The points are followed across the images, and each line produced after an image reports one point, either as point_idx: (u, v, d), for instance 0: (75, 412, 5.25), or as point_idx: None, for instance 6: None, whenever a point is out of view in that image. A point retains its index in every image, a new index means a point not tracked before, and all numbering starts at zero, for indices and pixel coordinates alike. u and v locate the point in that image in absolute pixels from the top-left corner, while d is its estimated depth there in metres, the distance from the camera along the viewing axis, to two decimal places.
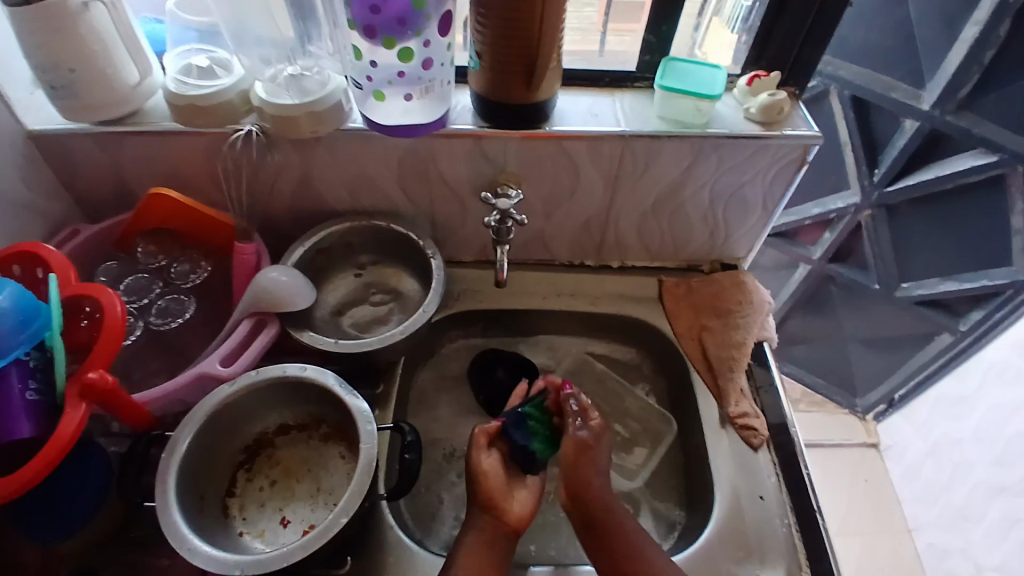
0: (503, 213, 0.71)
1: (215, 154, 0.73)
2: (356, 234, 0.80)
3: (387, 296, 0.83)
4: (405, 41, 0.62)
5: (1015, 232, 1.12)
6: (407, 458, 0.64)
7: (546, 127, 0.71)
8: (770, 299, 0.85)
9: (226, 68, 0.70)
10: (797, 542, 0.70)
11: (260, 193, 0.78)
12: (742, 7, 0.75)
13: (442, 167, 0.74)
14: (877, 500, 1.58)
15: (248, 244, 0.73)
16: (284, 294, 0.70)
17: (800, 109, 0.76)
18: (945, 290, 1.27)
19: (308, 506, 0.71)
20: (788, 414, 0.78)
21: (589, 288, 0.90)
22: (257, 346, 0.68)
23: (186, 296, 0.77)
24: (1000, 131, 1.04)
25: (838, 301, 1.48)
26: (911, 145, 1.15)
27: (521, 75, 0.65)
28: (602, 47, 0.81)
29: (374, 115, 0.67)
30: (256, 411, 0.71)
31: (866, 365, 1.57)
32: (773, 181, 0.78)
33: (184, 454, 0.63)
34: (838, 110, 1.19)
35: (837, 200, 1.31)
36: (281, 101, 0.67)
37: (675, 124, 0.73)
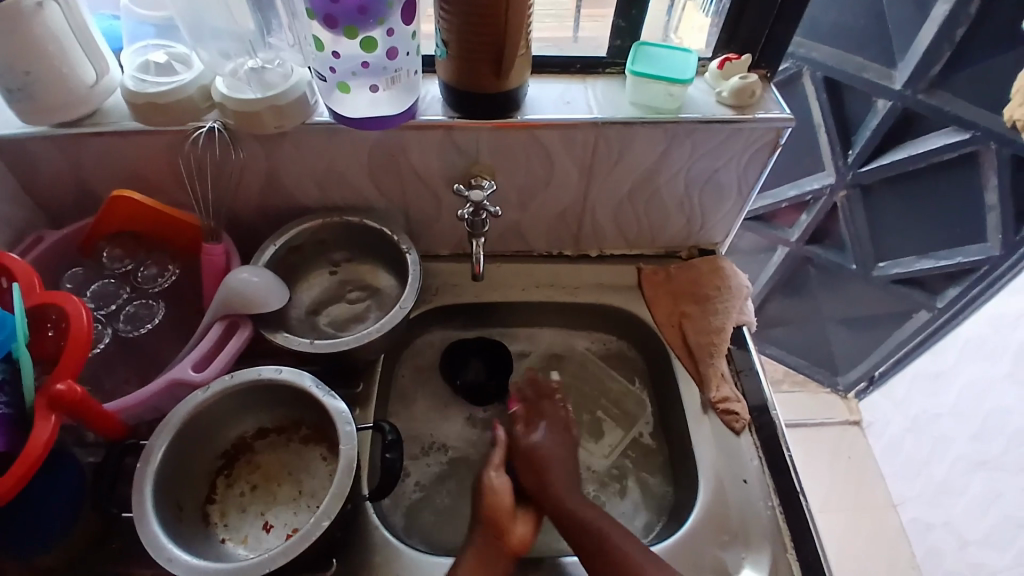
0: (476, 206, 0.70)
1: (178, 152, 0.71)
2: (329, 231, 0.79)
3: (364, 293, 0.82)
4: (368, 31, 0.61)
5: (988, 208, 1.14)
6: (389, 457, 0.63)
7: (518, 115, 0.70)
8: (748, 283, 0.86)
9: (184, 63, 0.68)
10: (781, 523, 0.70)
11: (227, 192, 0.76)
12: None
13: (414, 159, 0.73)
14: (859, 476, 1.60)
15: (215, 244, 0.71)
16: (256, 296, 0.68)
17: (773, 91, 0.76)
18: (921, 268, 1.29)
19: (290, 510, 0.70)
20: (769, 396, 0.79)
21: (568, 279, 0.89)
22: (230, 350, 0.67)
23: (154, 301, 0.75)
24: (972, 109, 1.06)
25: (816, 282, 1.50)
26: (885, 125, 1.15)
27: (490, 64, 0.64)
28: (576, 33, 0.80)
29: (340, 108, 0.66)
30: (233, 415, 0.70)
31: (845, 344, 1.59)
32: (748, 164, 0.77)
33: (159, 463, 0.61)
34: (811, 92, 1.19)
35: (813, 181, 1.31)
36: (245, 97, 0.65)
37: (648, 110, 0.72)
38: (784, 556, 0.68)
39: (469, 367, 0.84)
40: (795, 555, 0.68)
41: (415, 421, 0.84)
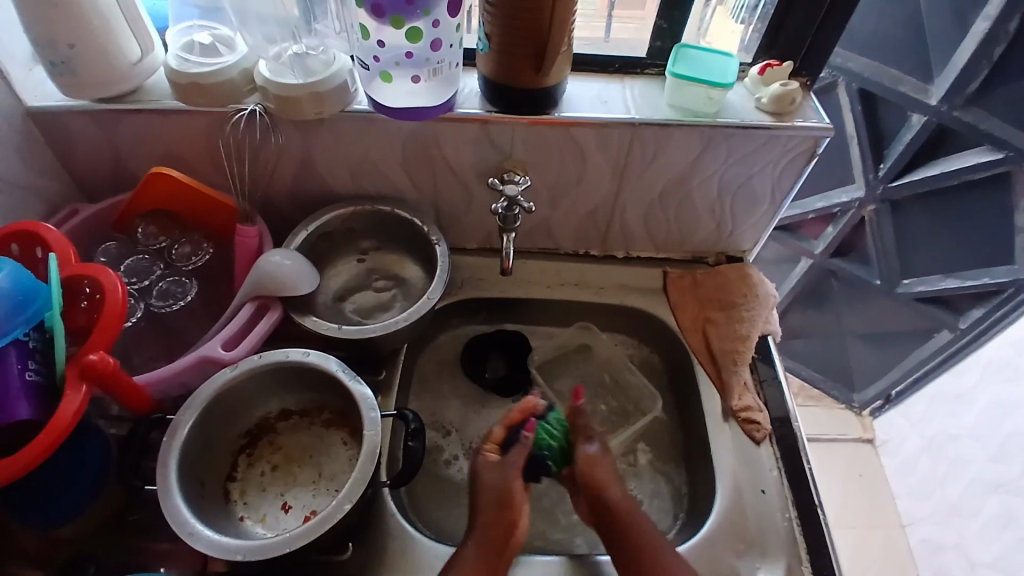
0: (510, 201, 0.70)
1: (216, 134, 0.72)
2: (359, 219, 0.79)
3: (390, 282, 0.82)
4: (413, 20, 0.61)
5: (1019, 230, 1.13)
6: (412, 445, 0.63)
7: (554, 112, 0.70)
8: (774, 293, 0.85)
9: (228, 45, 0.70)
10: (797, 535, 0.70)
11: (261, 176, 0.76)
12: None
13: (448, 152, 0.73)
14: (870, 494, 1.59)
15: (250, 227, 0.72)
16: (288, 279, 0.69)
17: (812, 100, 0.75)
18: (946, 287, 1.28)
19: (310, 493, 0.70)
20: (790, 408, 0.78)
21: (594, 279, 0.89)
22: (260, 329, 0.68)
23: (187, 279, 0.76)
24: (1008, 129, 1.04)
25: (838, 296, 1.48)
26: (920, 138, 1.14)
27: (531, 60, 0.64)
28: (608, 34, 0.80)
29: (380, 97, 0.67)
30: (257, 396, 0.70)
31: (864, 360, 1.57)
32: (782, 172, 0.77)
33: (184, 439, 0.62)
34: (845, 104, 1.18)
35: (842, 194, 1.30)
36: (286, 81, 0.66)
37: (684, 113, 0.72)
38: (799, 567, 0.68)
39: (488, 359, 0.85)
40: (810, 569, 0.68)
41: (434, 412, 0.84)
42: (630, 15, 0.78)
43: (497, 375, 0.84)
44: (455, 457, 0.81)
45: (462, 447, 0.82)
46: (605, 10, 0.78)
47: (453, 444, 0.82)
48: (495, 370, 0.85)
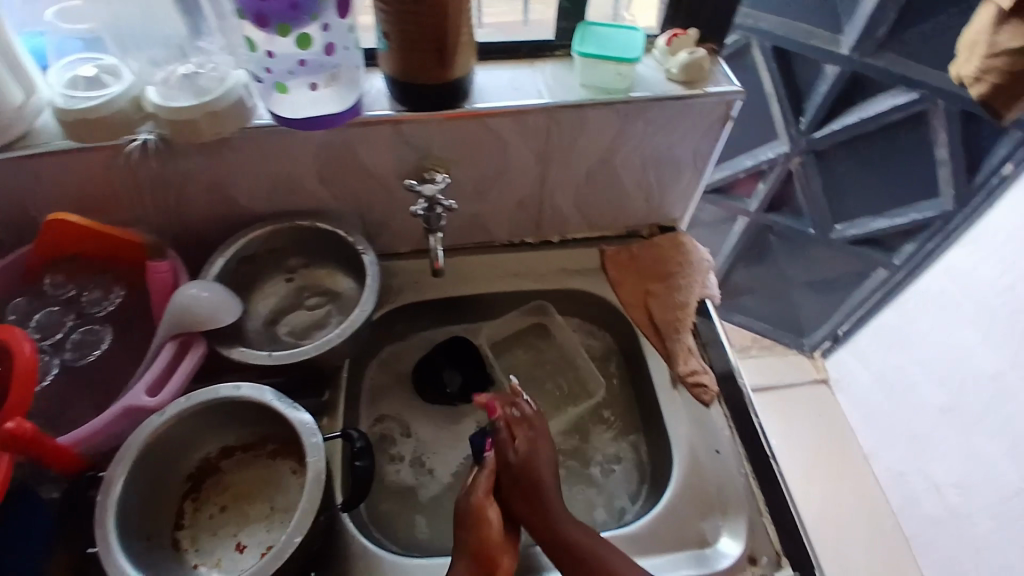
0: (430, 200, 0.69)
1: (114, 168, 0.67)
2: (279, 239, 0.76)
3: (323, 298, 0.79)
4: (302, 26, 0.58)
5: (941, 163, 1.16)
6: (359, 466, 0.61)
7: (466, 105, 0.68)
8: (708, 257, 0.86)
9: (114, 74, 0.65)
10: (755, 489, 0.71)
11: (168, 206, 0.72)
12: None
13: (362, 156, 0.70)
14: (831, 433, 1.62)
15: (161, 261, 0.69)
16: (207, 311, 0.66)
17: (721, 65, 0.75)
18: (877, 227, 1.32)
19: (264, 528, 0.68)
20: (734, 362, 0.79)
21: (533, 267, 0.88)
22: (184, 368, 0.65)
23: (101, 325, 0.73)
24: (919, 67, 1.07)
25: (777, 249, 1.52)
26: (835, 88, 1.16)
27: (433, 53, 0.61)
28: (527, 17, 0.78)
29: (280, 110, 0.63)
30: (195, 437, 0.67)
31: (809, 305, 1.62)
32: (701, 139, 0.77)
33: (122, 495, 0.59)
34: (761, 61, 1.20)
35: (768, 151, 1.33)
36: (179, 105, 0.62)
37: (598, 91, 0.71)
38: (759, 520, 0.69)
39: (443, 374, 0.82)
40: (770, 520, 0.69)
41: (395, 415, 0.83)
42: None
43: (456, 387, 0.82)
44: (401, 458, 0.80)
45: (411, 464, 0.79)
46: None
47: (404, 446, 0.80)
48: (454, 386, 0.82)
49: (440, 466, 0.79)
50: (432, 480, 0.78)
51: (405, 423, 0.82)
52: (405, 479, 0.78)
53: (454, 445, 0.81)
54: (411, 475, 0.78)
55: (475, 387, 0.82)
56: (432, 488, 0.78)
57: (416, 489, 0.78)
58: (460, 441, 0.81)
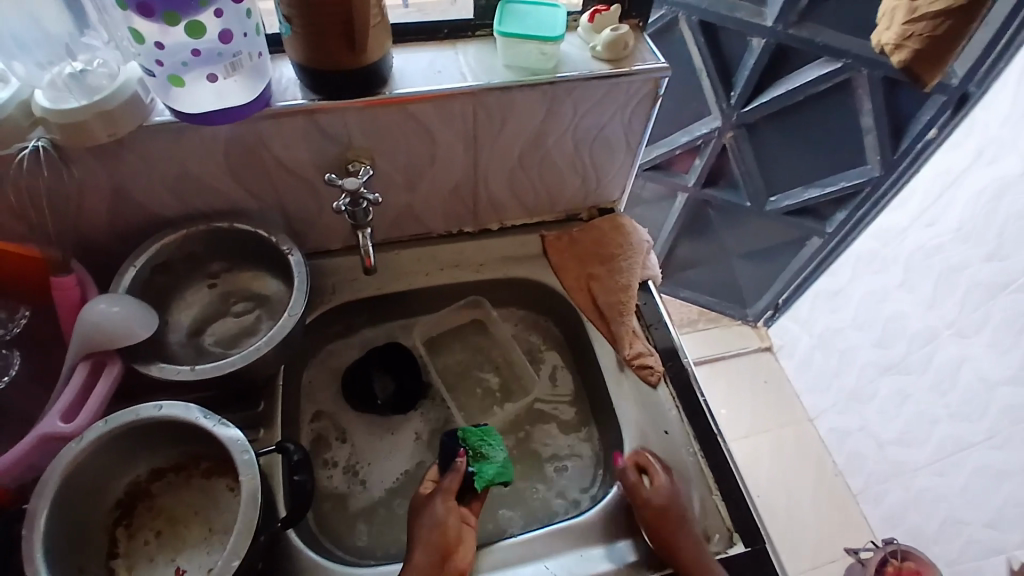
0: (353, 194, 0.65)
1: (2, 181, 0.62)
2: (197, 243, 0.71)
3: (251, 303, 0.75)
4: (192, 15, 0.54)
5: (866, 130, 1.19)
6: (298, 479, 0.59)
7: (386, 91, 0.65)
8: (648, 238, 0.85)
9: (1, 79, 0.60)
10: (704, 466, 0.71)
11: (68, 215, 0.67)
12: None
13: (279, 151, 0.67)
14: (778, 398, 1.67)
15: (66, 276, 0.64)
16: (119, 327, 0.61)
17: (646, 41, 0.74)
18: (809, 196, 1.34)
19: (203, 551, 0.64)
20: (676, 339, 0.79)
21: (472, 256, 0.86)
22: (101, 392, 0.60)
23: (8, 349, 0.68)
24: (840, 36, 1.08)
25: (716, 223, 1.54)
26: (762, 61, 1.17)
27: (341, 38, 0.58)
28: None
29: (179, 105, 0.58)
30: (120, 462, 0.63)
31: (750, 275, 1.65)
32: (631, 118, 0.76)
33: (46, 531, 0.54)
34: (689, 37, 1.20)
35: (701, 126, 1.34)
36: (66, 106, 0.57)
37: (523, 72, 0.69)
38: (711, 498, 0.69)
39: (370, 382, 0.78)
40: (721, 497, 0.69)
41: (332, 412, 0.80)
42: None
43: (387, 394, 0.78)
44: (335, 464, 0.77)
45: (347, 472, 0.76)
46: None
47: (338, 451, 0.78)
48: (383, 395, 0.78)
49: (375, 476, 0.76)
50: (364, 491, 0.76)
51: (342, 428, 0.79)
52: (336, 486, 0.76)
53: (390, 454, 0.78)
54: (342, 481, 0.76)
55: (407, 392, 0.79)
56: (361, 499, 0.75)
57: (345, 497, 0.75)
58: (396, 451, 0.78)
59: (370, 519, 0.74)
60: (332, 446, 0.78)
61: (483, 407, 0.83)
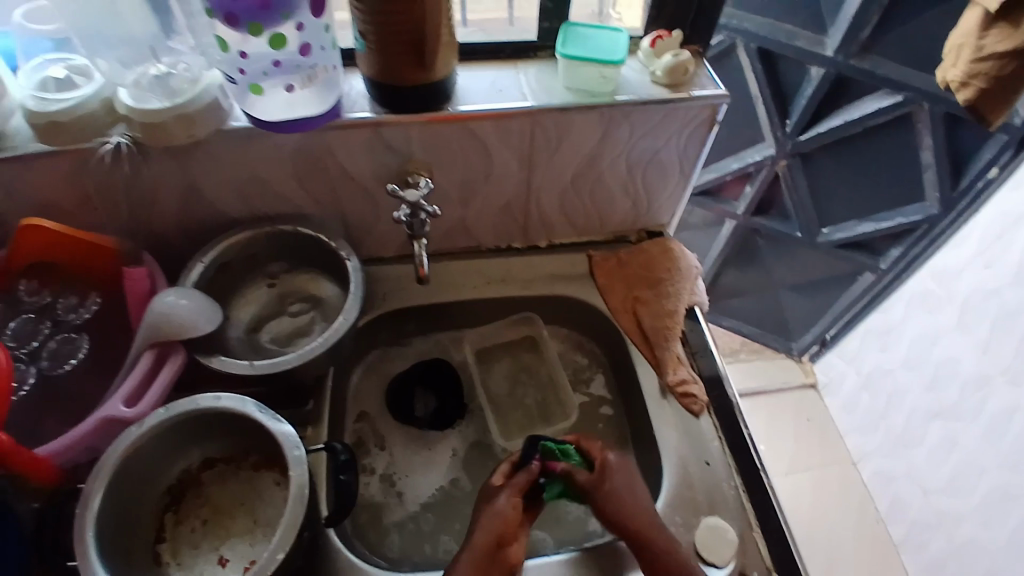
0: (413, 206, 0.67)
1: (83, 174, 0.66)
2: (260, 244, 0.75)
3: (306, 304, 0.78)
4: (275, 26, 0.56)
5: (925, 166, 1.16)
6: (343, 479, 0.61)
7: (449, 108, 0.67)
8: (697, 264, 0.85)
9: (85, 75, 0.63)
10: (745, 502, 0.70)
11: (141, 210, 0.70)
12: None
13: (343, 161, 0.69)
14: (820, 436, 1.63)
15: (138, 268, 0.67)
16: (184, 318, 0.64)
17: (706, 67, 0.75)
18: (863, 231, 1.32)
19: (246, 541, 0.67)
20: (722, 367, 0.79)
21: (519, 272, 0.87)
22: (162, 379, 0.63)
23: (76, 334, 0.71)
24: (903, 69, 1.07)
25: (764, 252, 1.52)
26: (820, 91, 1.16)
27: (411, 55, 0.60)
28: (512, 16, 0.78)
29: (255, 112, 0.62)
30: (174, 449, 0.66)
31: (798, 308, 1.62)
32: (687, 143, 0.76)
33: (99, 509, 0.57)
34: (746, 63, 1.19)
35: (754, 153, 1.33)
36: (150, 106, 0.60)
37: (583, 94, 0.70)
38: (750, 535, 0.68)
39: (410, 400, 0.81)
40: (761, 534, 0.68)
41: (375, 415, 0.82)
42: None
43: (427, 412, 0.81)
44: (373, 471, 0.78)
45: (382, 479, 0.78)
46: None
47: (377, 458, 0.79)
48: (422, 412, 0.81)
49: (411, 491, 0.77)
50: (399, 504, 0.77)
51: (381, 436, 0.81)
52: (373, 495, 0.77)
53: (427, 470, 0.79)
54: (379, 491, 0.77)
55: (446, 413, 0.81)
56: (396, 513, 0.76)
57: (380, 509, 0.76)
58: (433, 467, 0.79)
59: (403, 528, 0.75)
60: (371, 454, 0.79)
61: (522, 423, 0.84)
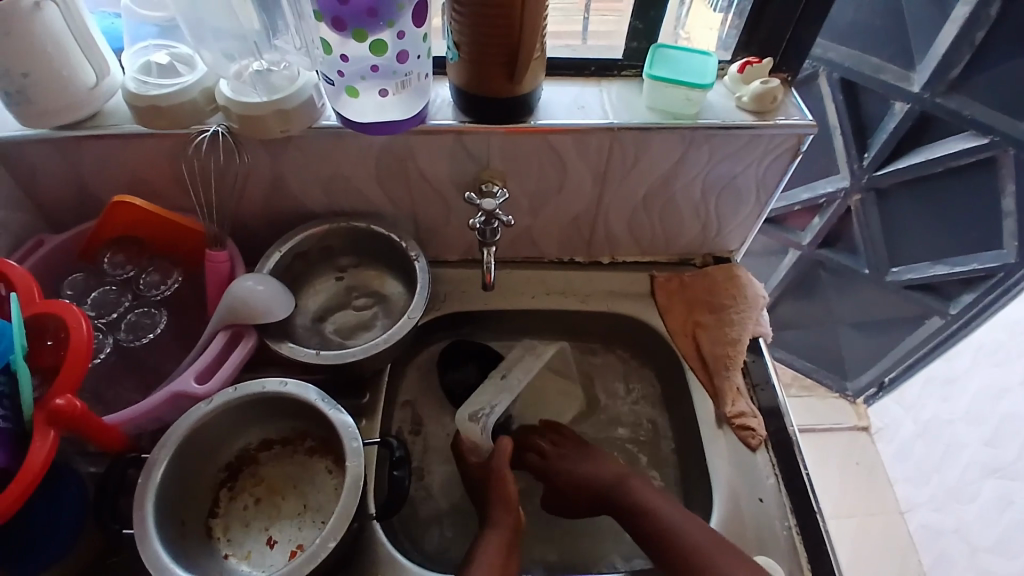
0: (488, 214, 0.68)
1: (179, 156, 0.69)
2: (334, 237, 0.77)
3: (371, 299, 0.80)
4: (377, 33, 0.58)
5: (1007, 214, 1.11)
6: (397, 475, 0.62)
7: (530, 121, 0.68)
8: (764, 293, 0.83)
9: (186, 63, 0.66)
10: (797, 543, 0.68)
11: (227, 197, 0.74)
12: None
13: (422, 163, 0.71)
14: (868, 483, 1.55)
15: (220, 251, 0.70)
16: (260, 305, 0.67)
17: (793, 96, 0.74)
18: (936, 274, 1.26)
19: (295, 525, 0.68)
20: (782, 400, 0.77)
21: (580, 286, 0.86)
22: (233, 361, 0.66)
23: (156, 309, 0.74)
24: (991, 112, 1.02)
25: (827, 287, 1.47)
26: (903, 127, 1.12)
27: (502, 67, 0.61)
28: (585, 37, 0.77)
29: (348, 112, 0.64)
30: (235, 428, 0.68)
31: (855, 349, 1.56)
32: (766, 171, 0.75)
33: (160, 480, 0.60)
34: (827, 93, 1.17)
35: (827, 184, 1.29)
36: (250, 100, 0.63)
37: (665, 115, 0.70)
38: None
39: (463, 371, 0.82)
40: None
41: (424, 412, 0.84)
42: (605, 8, 0.74)
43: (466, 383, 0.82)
44: (419, 460, 0.81)
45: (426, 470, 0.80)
46: (584, 3, 0.74)
47: (423, 446, 0.81)
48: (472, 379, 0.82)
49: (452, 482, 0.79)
50: (434, 494, 0.79)
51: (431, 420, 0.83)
52: (419, 483, 0.79)
53: None
54: (425, 479, 0.79)
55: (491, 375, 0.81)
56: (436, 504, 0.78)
57: (419, 497, 0.78)
58: None
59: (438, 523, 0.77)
60: (418, 432, 0.82)
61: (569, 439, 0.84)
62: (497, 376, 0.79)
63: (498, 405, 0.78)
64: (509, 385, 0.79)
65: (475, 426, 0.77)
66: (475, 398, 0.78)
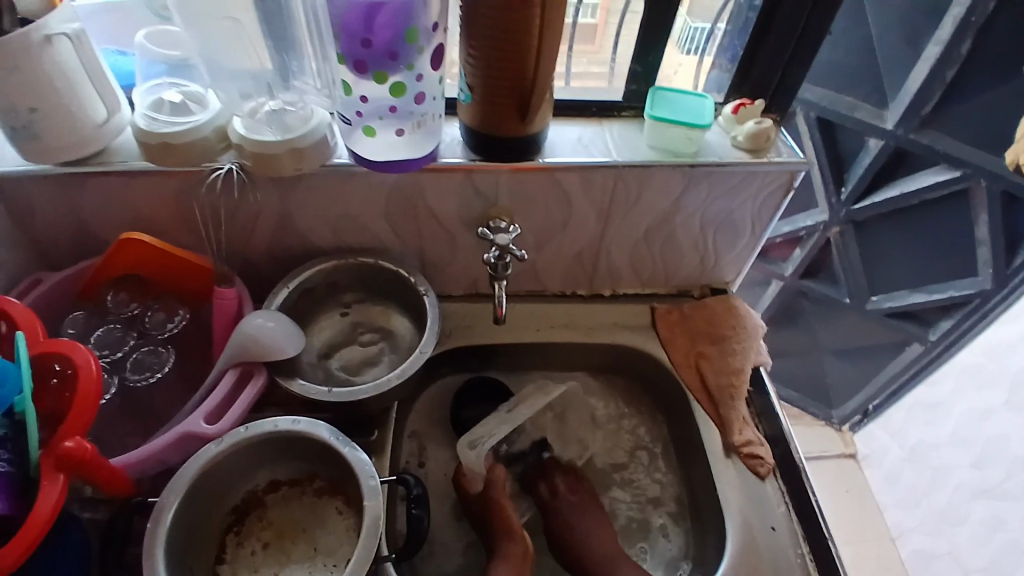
0: (502, 249, 0.70)
1: (188, 195, 0.69)
2: (340, 274, 0.77)
3: (377, 335, 0.80)
4: (396, 74, 0.60)
5: (980, 243, 1.16)
6: (416, 513, 0.61)
7: (537, 159, 0.69)
8: (762, 323, 0.86)
9: (199, 102, 0.66)
10: (812, 571, 0.69)
11: (236, 234, 0.74)
12: (696, 30, 0.76)
13: (431, 200, 0.72)
14: (858, 508, 1.61)
15: (228, 288, 0.69)
16: (270, 341, 0.67)
17: (784, 135, 0.77)
18: (915, 301, 1.31)
19: (306, 569, 0.66)
20: (786, 426, 0.79)
21: (584, 319, 0.87)
22: (244, 399, 0.65)
23: (163, 347, 0.73)
24: (961, 146, 1.08)
25: (810, 316, 1.51)
26: (878, 162, 1.17)
27: (514, 109, 0.63)
28: (568, 79, 0.80)
29: (362, 150, 0.65)
30: (244, 470, 0.67)
31: (840, 375, 1.59)
32: (763, 206, 0.78)
33: (170, 524, 0.58)
34: (805, 131, 1.22)
35: (806, 218, 1.34)
36: (263, 138, 0.63)
37: (666, 153, 0.73)
38: None
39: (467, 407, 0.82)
40: None
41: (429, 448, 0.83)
42: (582, 51, 0.78)
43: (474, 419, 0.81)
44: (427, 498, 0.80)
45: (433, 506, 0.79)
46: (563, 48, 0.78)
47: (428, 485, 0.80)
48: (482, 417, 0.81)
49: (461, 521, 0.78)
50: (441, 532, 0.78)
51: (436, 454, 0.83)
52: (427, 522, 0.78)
53: None
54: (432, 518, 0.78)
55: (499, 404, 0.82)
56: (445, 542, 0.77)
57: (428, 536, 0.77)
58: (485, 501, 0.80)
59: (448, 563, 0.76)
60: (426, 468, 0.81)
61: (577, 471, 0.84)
62: (503, 409, 0.80)
63: (498, 435, 0.79)
64: (512, 419, 0.79)
65: (472, 453, 0.77)
66: (479, 425, 0.78)
